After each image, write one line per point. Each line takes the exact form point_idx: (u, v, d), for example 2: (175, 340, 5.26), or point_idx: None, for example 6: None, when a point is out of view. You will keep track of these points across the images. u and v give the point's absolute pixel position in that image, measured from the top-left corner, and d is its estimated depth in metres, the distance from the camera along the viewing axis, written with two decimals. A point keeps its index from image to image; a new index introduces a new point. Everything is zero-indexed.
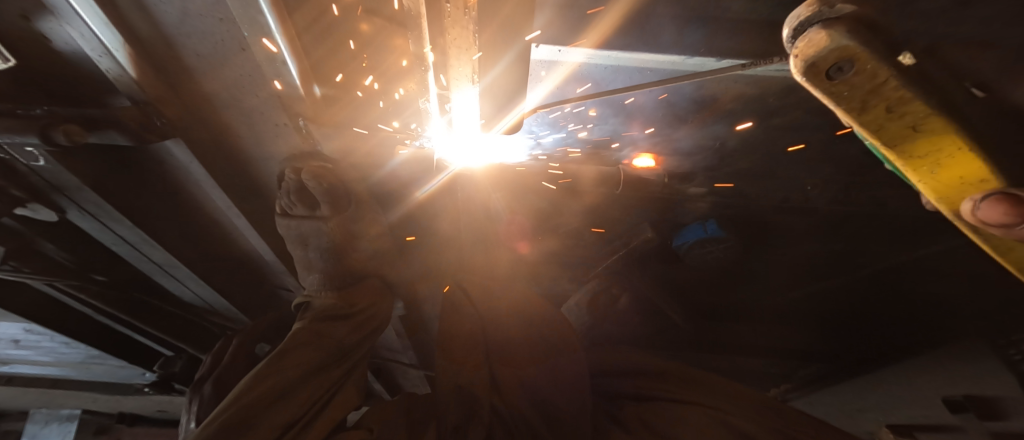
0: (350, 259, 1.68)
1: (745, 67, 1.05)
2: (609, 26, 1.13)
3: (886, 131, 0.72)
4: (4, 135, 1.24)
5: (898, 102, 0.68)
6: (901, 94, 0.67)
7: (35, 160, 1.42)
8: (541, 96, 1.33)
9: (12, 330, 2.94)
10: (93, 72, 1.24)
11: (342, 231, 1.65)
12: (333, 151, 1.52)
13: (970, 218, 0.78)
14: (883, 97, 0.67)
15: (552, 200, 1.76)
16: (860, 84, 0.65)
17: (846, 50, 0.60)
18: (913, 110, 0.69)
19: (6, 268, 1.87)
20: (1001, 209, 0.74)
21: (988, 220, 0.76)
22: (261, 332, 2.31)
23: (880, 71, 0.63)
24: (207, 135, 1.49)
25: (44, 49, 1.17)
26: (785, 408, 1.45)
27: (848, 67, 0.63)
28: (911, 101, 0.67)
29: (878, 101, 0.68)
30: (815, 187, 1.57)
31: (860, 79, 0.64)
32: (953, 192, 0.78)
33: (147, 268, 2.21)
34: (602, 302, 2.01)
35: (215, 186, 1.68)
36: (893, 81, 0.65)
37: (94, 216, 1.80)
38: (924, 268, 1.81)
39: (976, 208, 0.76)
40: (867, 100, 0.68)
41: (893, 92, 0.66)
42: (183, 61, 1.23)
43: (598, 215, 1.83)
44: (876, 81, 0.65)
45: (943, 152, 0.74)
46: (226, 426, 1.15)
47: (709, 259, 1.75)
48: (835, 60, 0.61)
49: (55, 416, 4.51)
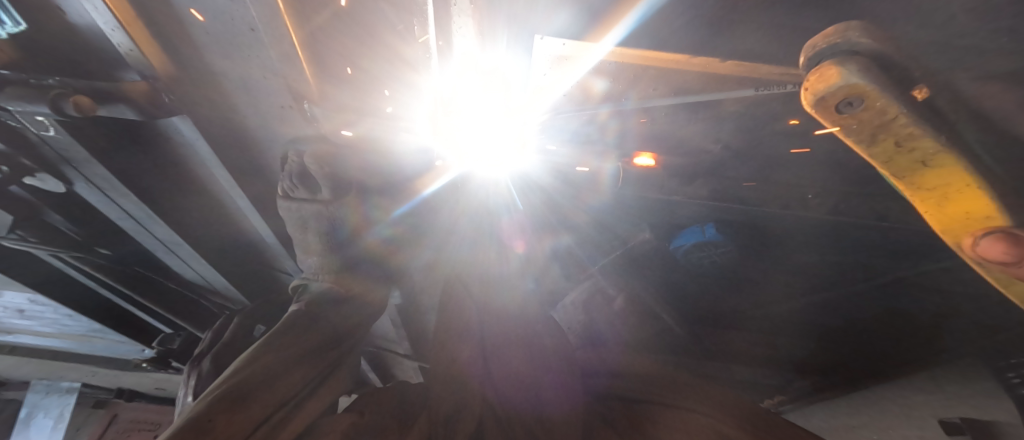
0: (363, 243, 1.61)
1: (759, 90, 1.19)
2: (632, 28, 1.15)
3: (896, 163, 0.85)
4: (16, 103, 1.26)
5: (907, 138, 0.79)
6: (910, 131, 0.78)
7: (46, 129, 1.43)
8: (555, 91, 1.36)
9: (16, 300, 2.98)
10: (106, 46, 1.26)
11: (359, 217, 1.58)
12: (353, 138, 1.57)
13: (971, 250, 0.89)
14: (892, 132, 0.79)
15: (564, 196, 1.82)
16: (868, 118, 0.77)
17: (855, 87, 0.72)
18: (922, 147, 0.80)
19: (13, 236, 1.88)
20: (1003, 247, 0.81)
21: (989, 255, 0.84)
22: (260, 312, 2.34)
23: (890, 109, 0.74)
24: (215, 114, 1.51)
25: (61, 21, 1.19)
26: (777, 419, 1.41)
27: (857, 102, 0.74)
28: (920, 137, 0.78)
29: (887, 135, 0.79)
30: (816, 196, 1.54)
31: (869, 114, 0.76)
32: (957, 225, 0.89)
33: (151, 244, 2.24)
34: (597, 301, 1.98)
35: (220, 164, 1.70)
36: (902, 118, 0.76)
37: (101, 189, 1.82)
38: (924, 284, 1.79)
39: (979, 244, 0.85)
40: (877, 134, 0.80)
41: (902, 129, 0.77)
42: (194, 39, 1.24)
43: (605, 214, 1.87)
44: (884, 116, 0.76)
45: (951, 186, 0.85)
46: (221, 400, 1.17)
47: (705, 262, 1.76)
48: (845, 95, 0.73)
49: (55, 388, 4.61)
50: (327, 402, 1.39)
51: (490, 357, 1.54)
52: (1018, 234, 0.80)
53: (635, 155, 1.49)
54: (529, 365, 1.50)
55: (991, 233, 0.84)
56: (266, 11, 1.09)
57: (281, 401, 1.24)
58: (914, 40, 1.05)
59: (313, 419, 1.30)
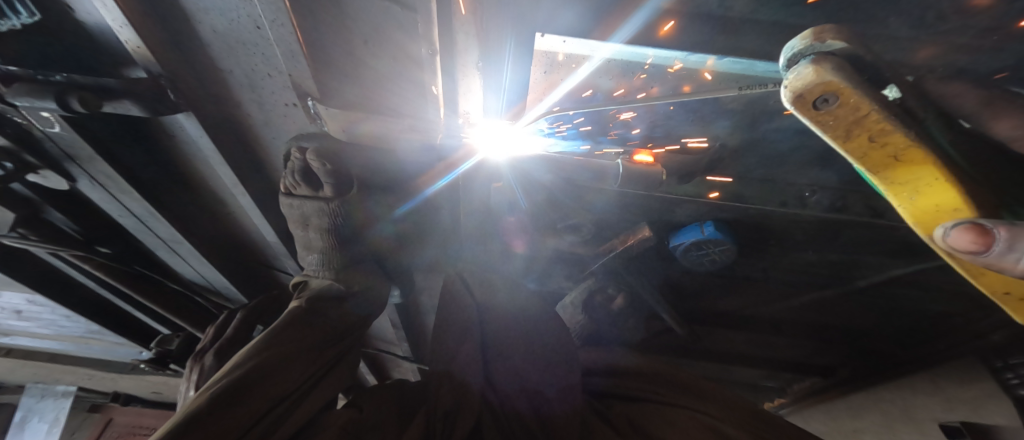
0: (370, 241, 1.70)
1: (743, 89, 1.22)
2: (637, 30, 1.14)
3: (870, 158, 0.83)
4: (24, 98, 1.27)
5: (879, 134, 0.78)
6: (882, 128, 0.77)
7: (51, 126, 1.42)
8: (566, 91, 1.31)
9: (15, 301, 2.99)
10: (113, 43, 1.28)
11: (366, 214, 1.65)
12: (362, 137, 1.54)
13: (942, 244, 0.80)
14: (865, 128, 0.77)
15: (582, 196, 1.65)
16: (844, 115, 0.75)
17: (831, 85, 0.71)
18: (894, 142, 0.79)
19: (14, 234, 1.91)
20: (971, 237, 0.73)
21: (958, 247, 0.75)
22: (259, 312, 2.33)
23: (864, 105, 0.73)
24: (218, 111, 1.52)
25: (69, 15, 1.21)
26: (776, 418, 1.40)
27: (833, 100, 0.73)
28: (892, 132, 0.77)
29: (861, 131, 0.78)
30: (814, 193, 1.48)
31: (845, 110, 0.75)
32: (929, 219, 0.85)
33: (152, 243, 2.22)
34: (596, 301, 1.95)
35: (222, 162, 1.67)
36: (875, 114, 0.75)
37: (103, 186, 1.78)
38: (934, 290, 1.71)
39: (947, 235, 0.77)
40: (851, 130, 0.78)
41: (874, 124, 0.76)
42: (200, 36, 1.26)
43: (598, 210, 1.71)
44: (859, 113, 0.75)
45: (921, 180, 0.82)
46: (217, 397, 1.13)
47: (705, 263, 1.71)
48: (820, 92, 0.72)
49: (50, 392, 4.57)
50: (326, 400, 1.37)
51: (490, 355, 1.56)
52: (986, 224, 0.71)
53: (635, 153, 1.41)
54: (529, 363, 1.52)
55: (960, 224, 0.75)
56: (271, 8, 1.11)
57: (281, 397, 1.22)
58: (908, 38, 1.05)
59: (312, 415, 1.30)
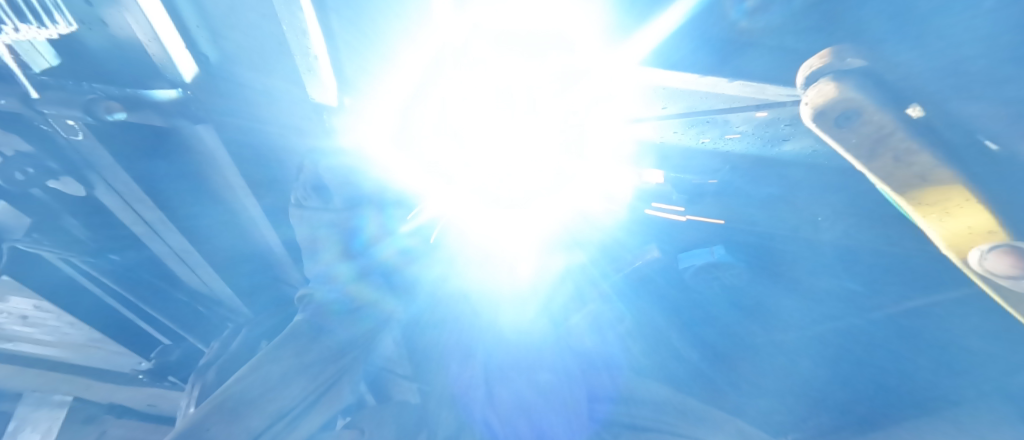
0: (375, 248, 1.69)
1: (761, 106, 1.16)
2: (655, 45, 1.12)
3: (896, 177, 0.83)
4: (51, 107, 1.31)
5: (905, 153, 0.79)
6: (908, 145, 0.78)
7: (75, 133, 1.46)
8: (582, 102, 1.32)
9: (22, 306, 3.01)
10: (141, 56, 1.33)
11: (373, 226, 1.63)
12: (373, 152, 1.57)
13: (978, 269, 0.82)
14: (889, 146, 0.79)
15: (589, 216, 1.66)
16: (865, 132, 0.79)
17: (851, 102, 0.76)
18: (920, 163, 0.80)
19: (28, 239, 1.95)
20: (1010, 261, 0.77)
21: (994, 271, 0.79)
22: (262, 325, 2.30)
23: (885, 123, 0.77)
24: (236, 122, 1.55)
25: (104, 29, 1.27)
26: None
27: (853, 117, 0.77)
28: (917, 152, 0.79)
29: (883, 149, 0.80)
30: (827, 218, 1.43)
31: (866, 129, 0.78)
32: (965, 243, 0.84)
33: (162, 251, 2.24)
34: (603, 323, 1.88)
35: (236, 172, 1.72)
36: (898, 133, 0.77)
37: (120, 194, 1.81)
38: None
39: (984, 259, 0.80)
40: (875, 149, 0.80)
41: (897, 143, 0.78)
42: (224, 51, 1.31)
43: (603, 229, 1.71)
44: (879, 131, 0.78)
45: (951, 203, 0.82)
46: None
47: (715, 287, 1.67)
48: (841, 109, 0.77)
49: (47, 402, 4.53)
50: None
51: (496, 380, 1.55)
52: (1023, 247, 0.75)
53: None
54: None
55: (996, 247, 0.79)
56: (301, 28, 1.23)
57: None
58: None
59: None
